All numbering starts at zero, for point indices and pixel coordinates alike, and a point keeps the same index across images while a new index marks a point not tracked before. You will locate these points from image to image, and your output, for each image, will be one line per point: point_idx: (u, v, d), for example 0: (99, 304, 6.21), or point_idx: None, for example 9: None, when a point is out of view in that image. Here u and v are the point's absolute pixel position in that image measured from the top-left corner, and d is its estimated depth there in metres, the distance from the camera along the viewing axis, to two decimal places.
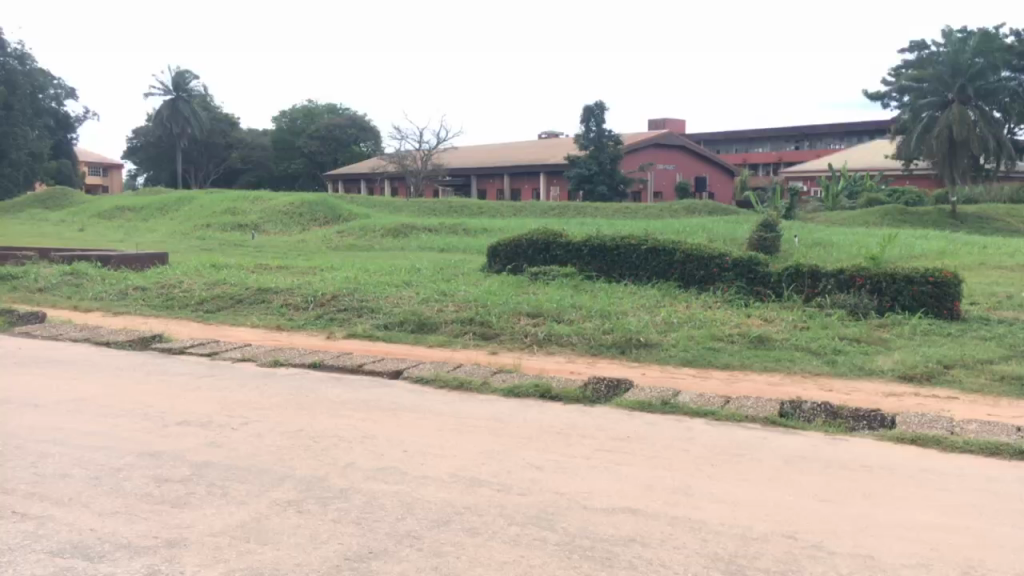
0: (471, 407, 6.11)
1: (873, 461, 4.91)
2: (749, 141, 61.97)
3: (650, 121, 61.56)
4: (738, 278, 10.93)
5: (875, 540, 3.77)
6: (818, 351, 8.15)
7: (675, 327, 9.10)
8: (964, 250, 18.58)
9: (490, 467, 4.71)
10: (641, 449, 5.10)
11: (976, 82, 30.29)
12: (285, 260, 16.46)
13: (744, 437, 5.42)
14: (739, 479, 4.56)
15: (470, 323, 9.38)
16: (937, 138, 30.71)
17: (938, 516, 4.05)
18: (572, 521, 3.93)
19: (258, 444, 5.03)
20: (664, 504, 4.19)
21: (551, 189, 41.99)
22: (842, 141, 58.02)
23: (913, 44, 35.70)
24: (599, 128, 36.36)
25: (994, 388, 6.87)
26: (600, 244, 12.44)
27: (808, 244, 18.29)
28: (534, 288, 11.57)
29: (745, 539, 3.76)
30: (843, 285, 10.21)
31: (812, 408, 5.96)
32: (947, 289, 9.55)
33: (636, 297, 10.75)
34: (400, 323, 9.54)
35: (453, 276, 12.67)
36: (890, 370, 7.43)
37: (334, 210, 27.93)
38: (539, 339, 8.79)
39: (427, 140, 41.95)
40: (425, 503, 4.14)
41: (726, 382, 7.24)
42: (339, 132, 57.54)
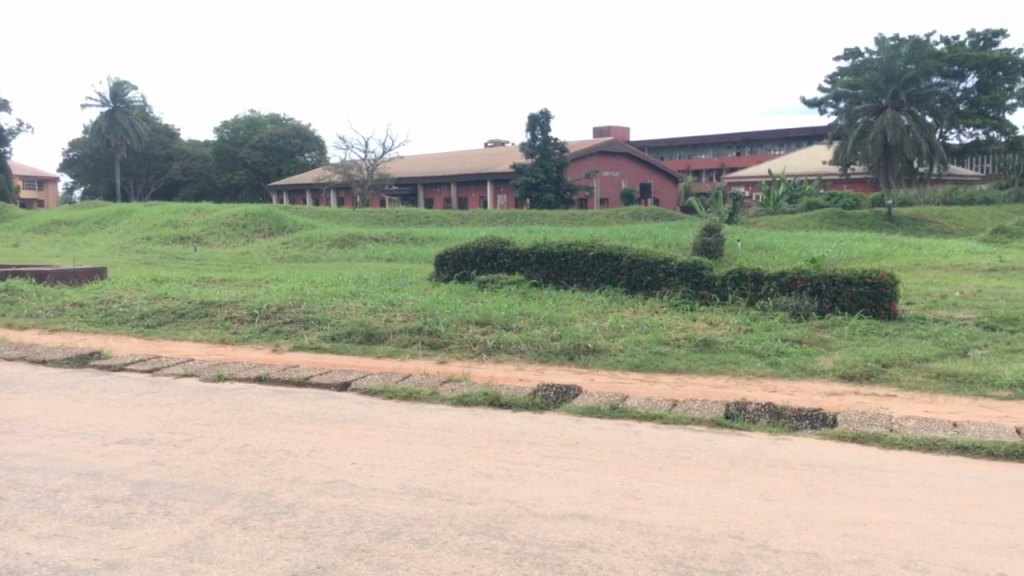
0: (419, 417, 6.09)
1: (816, 460, 5.00)
2: (691, 148, 63.06)
3: (595, 128, 62.24)
4: (683, 282, 11.08)
5: (817, 537, 3.84)
6: (762, 352, 8.29)
7: (622, 333, 9.18)
8: (900, 252, 19.09)
9: (439, 477, 4.70)
10: (591, 455, 5.12)
11: (908, 88, 30.97)
12: (229, 272, 16.12)
13: (690, 439, 5.48)
14: (685, 481, 4.62)
15: (419, 333, 9.35)
16: (872, 143, 31.51)
17: (877, 512, 4.15)
18: (522, 529, 3.94)
19: (201, 461, 4.94)
20: (612, 509, 4.21)
21: (499, 197, 42.05)
22: (781, 147, 59.68)
23: (849, 50, 36.65)
24: (545, 136, 36.58)
25: (930, 385, 7.08)
26: (548, 251, 12.49)
27: (750, 248, 18.54)
28: (483, 296, 11.58)
29: (692, 541, 3.80)
30: (786, 287, 10.39)
31: (756, 410, 6.07)
32: (884, 290, 9.81)
33: (584, 304, 10.78)
34: (348, 334, 9.46)
35: (399, 287, 12.57)
36: (831, 369, 7.60)
37: (278, 220, 27.57)
38: (488, 347, 8.79)
39: (371, 150, 41.66)
40: (375, 515, 4.11)
41: (673, 386, 7.33)
42: (282, 142, 57.00)
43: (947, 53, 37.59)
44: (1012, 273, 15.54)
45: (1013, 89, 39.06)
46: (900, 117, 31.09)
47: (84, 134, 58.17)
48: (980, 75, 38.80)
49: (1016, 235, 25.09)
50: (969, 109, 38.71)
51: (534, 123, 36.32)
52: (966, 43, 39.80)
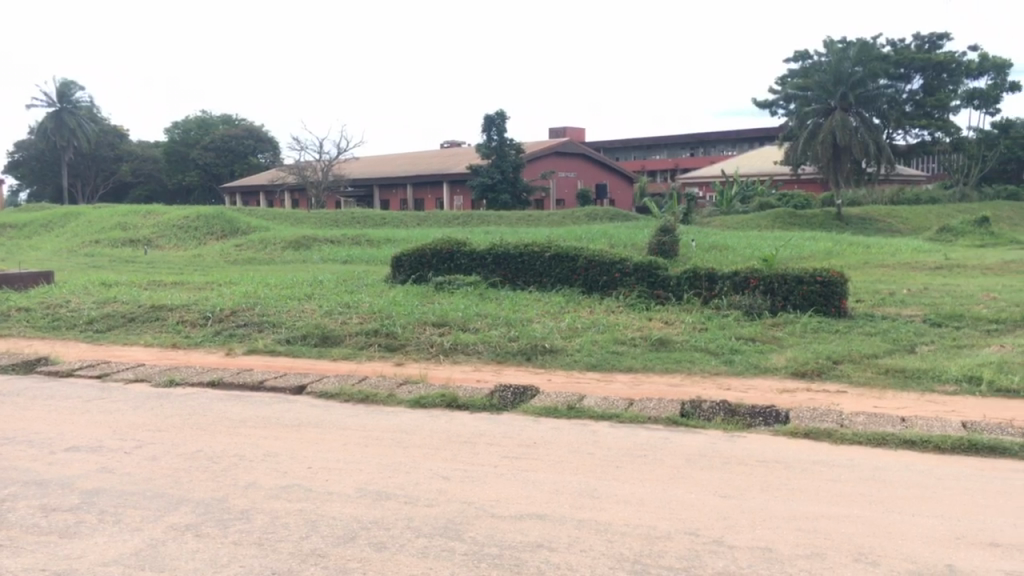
0: (376, 419, 6.05)
1: (769, 456, 5.08)
2: (646, 149, 63.62)
3: (551, 129, 62.47)
4: (639, 282, 11.16)
5: (770, 532, 3.90)
6: (716, 351, 8.38)
7: (579, 333, 9.23)
8: (849, 251, 19.47)
9: (397, 479, 4.67)
10: (548, 455, 5.14)
11: (856, 90, 31.59)
12: (181, 276, 15.82)
13: (647, 437, 5.53)
14: (641, 479, 4.65)
15: (375, 335, 9.29)
16: (822, 144, 32.09)
17: (829, 506, 4.22)
18: (479, 530, 3.93)
19: (153, 467, 4.85)
20: (570, 508, 4.23)
21: (455, 199, 41.93)
22: (734, 148, 60.50)
23: (799, 53, 37.29)
24: (501, 137, 36.55)
25: (879, 380, 7.24)
26: (505, 252, 12.50)
27: (704, 248, 18.76)
28: (440, 297, 11.53)
29: (650, 538, 3.83)
30: (739, 286, 10.50)
31: (712, 408, 6.15)
32: (835, 288, 10.00)
33: (541, 305, 10.82)
34: (303, 337, 9.37)
35: (355, 289, 12.47)
36: (783, 366, 7.72)
37: (232, 222, 27.21)
38: (445, 348, 8.77)
39: (326, 151, 41.28)
40: (331, 519, 4.07)
41: (629, 385, 7.38)
42: (235, 143, 56.42)
43: (893, 56, 38.46)
44: (957, 270, 15.93)
45: (957, 91, 39.99)
46: (849, 119, 31.69)
47: (30, 134, 56.62)
48: (925, 78, 39.76)
49: (961, 234, 25.71)
50: (915, 110, 39.65)
51: (490, 124, 36.30)
52: (912, 45, 40.77)
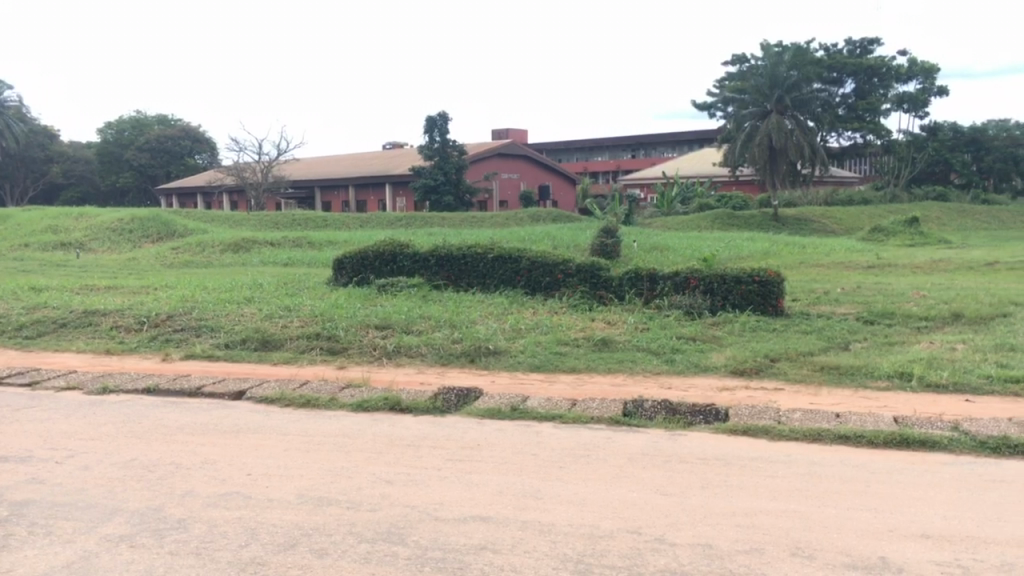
0: (317, 424, 5.97)
1: (710, 454, 5.16)
2: (589, 151, 64.15)
3: (494, 131, 62.55)
4: (582, 283, 11.25)
5: (711, 529, 3.95)
6: (658, 350, 8.48)
7: (522, 334, 9.26)
8: (785, 251, 19.88)
9: (339, 484, 4.62)
10: (491, 456, 5.14)
11: (791, 93, 32.24)
12: (115, 280, 15.42)
13: (590, 437, 5.56)
14: (583, 479, 4.68)
15: (317, 338, 9.18)
16: (759, 146, 32.76)
17: (768, 502, 4.30)
18: (423, 533, 3.92)
19: (86, 477, 4.71)
20: (513, 509, 4.23)
21: (398, 200, 41.66)
22: (674, 149, 61.33)
23: (737, 56, 37.98)
24: (443, 138, 36.43)
25: (815, 377, 7.40)
26: (447, 254, 12.46)
27: (646, 249, 18.98)
28: (383, 300, 11.42)
29: (593, 537, 3.86)
30: (679, 287, 10.65)
31: (653, 407, 6.21)
32: (772, 287, 10.20)
33: (484, 306, 10.82)
34: (243, 341, 9.22)
35: (295, 292, 12.29)
36: (722, 365, 7.85)
37: (168, 225, 26.63)
38: (388, 351, 8.70)
39: (266, 152, 40.64)
40: (271, 526, 4.01)
41: (572, 385, 7.42)
42: (172, 144, 55.67)
43: (826, 60, 39.42)
44: (889, 269, 16.40)
45: (888, 95, 41.13)
46: (785, 121, 32.35)
47: None
48: (857, 81, 40.81)
49: (892, 234, 26.46)
50: (848, 114, 40.67)
51: (432, 125, 36.15)
52: (844, 50, 41.86)
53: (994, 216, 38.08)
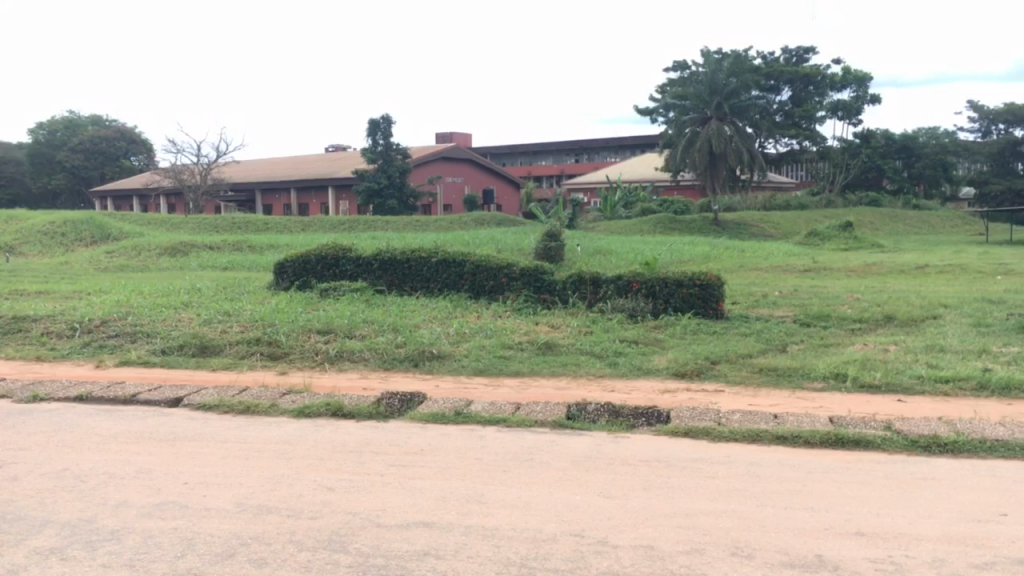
0: (258, 431, 5.87)
1: (653, 456, 5.21)
2: (532, 155, 64.42)
3: (438, 134, 62.41)
4: (526, 286, 11.28)
5: (653, 530, 3.99)
6: (601, 354, 8.54)
7: (467, 338, 9.23)
8: (725, 254, 20.22)
9: (279, 492, 4.54)
10: (435, 462, 5.11)
11: (730, 100, 32.73)
12: (46, 285, 14.93)
13: (533, 441, 5.58)
14: (527, 483, 4.69)
15: (258, 344, 9.03)
16: (699, 152, 33.21)
17: (707, 503, 4.36)
18: (365, 541, 3.87)
19: (14, 489, 4.55)
20: (457, 514, 4.21)
21: (341, 204, 41.28)
22: (617, 154, 62.02)
23: (678, 63, 38.51)
24: (387, 141, 36.19)
25: (754, 379, 7.53)
26: (391, 258, 12.37)
27: (589, 252, 19.13)
28: (325, 304, 11.29)
29: (536, 542, 3.86)
30: (622, 290, 10.76)
31: (596, 410, 6.25)
32: (712, 290, 10.35)
33: (429, 311, 10.75)
34: (180, 347, 9.02)
35: (235, 296, 12.06)
36: (664, 368, 7.94)
37: (102, 229, 25.94)
38: (330, 356, 8.60)
39: (205, 154, 39.85)
40: (208, 536, 3.92)
41: (516, 389, 7.42)
42: (107, 145, 54.44)
43: (764, 68, 40.22)
44: (825, 273, 16.78)
45: (823, 102, 42.10)
46: (724, 127, 32.88)
47: None
48: (793, 89, 41.72)
49: (828, 238, 27.10)
50: (785, 120, 41.46)
51: (376, 128, 35.92)
52: (781, 59, 42.78)
53: (925, 221, 39.27)
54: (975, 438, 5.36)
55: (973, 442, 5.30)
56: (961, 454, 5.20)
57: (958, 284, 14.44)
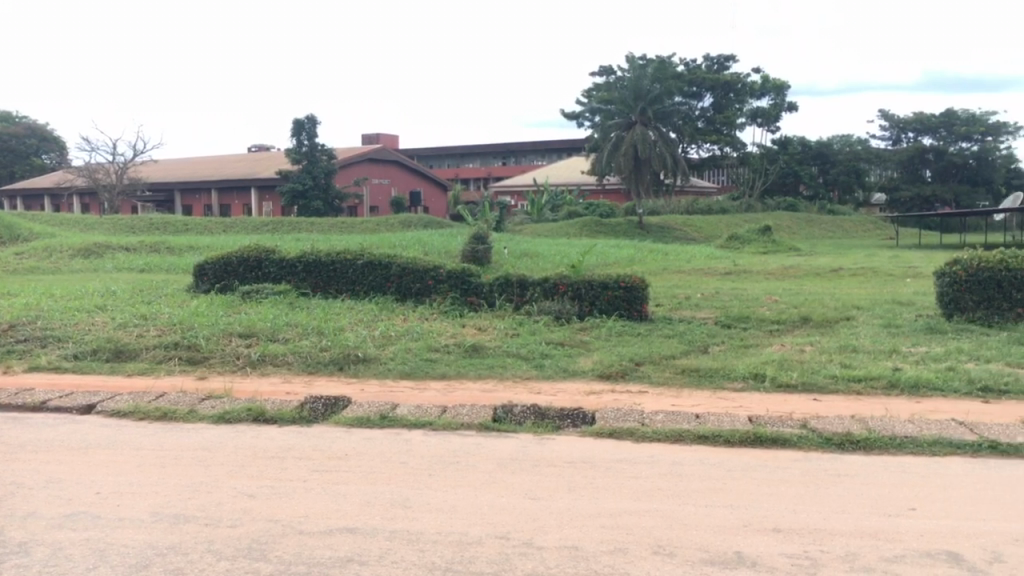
0: (174, 438, 5.70)
1: (578, 457, 5.25)
2: (459, 157, 64.07)
3: (364, 135, 61.83)
4: (452, 289, 11.25)
5: (577, 531, 4.02)
6: (527, 356, 8.58)
7: (393, 341, 9.15)
8: (649, 257, 20.57)
9: (196, 500, 4.42)
10: (360, 466, 5.04)
11: (654, 106, 33.35)
12: None
13: (460, 443, 5.56)
14: (453, 486, 4.67)
15: (176, 347, 8.78)
16: (624, 156, 33.70)
17: (632, 502, 4.41)
18: (286, 548, 3.80)
19: None
20: (382, 519, 4.16)
21: (264, 205, 40.51)
22: (543, 157, 62.50)
23: (604, 68, 39.02)
24: (312, 142, 35.63)
25: (678, 380, 7.66)
26: (315, 260, 12.18)
27: (516, 255, 19.19)
28: (247, 307, 11.06)
29: (461, 545, 3.84)
30: (549, 292, 10.82)
31: (522, 412, 6.28)
32: (636, 293, 10.50)
33: (354, 313, 10.63)
34: (94, 352, 8.71)
35: (153, 299, 11.72)
36: (590, 369, 8.01)
37: (11, 229, 24.88)
38: (253, 360, 8.42)
39: (120, 153, 38.58)
40: (122, 547, 3.79)
41: (442, 392, 7.40)
42: (17, 143, 52.36)
43: (686, 75, 41.09)
44: (744, 275, 17.21)
45: (743, 109, 43.20)
46: (648, 132, 33.46)
47: None
48: (714, 96, 42.62)
49: (748, 242, 27.80)
50: (706, 127, 42.27)
51: (300, 128, 35.27)
52: (703, 66, 43.66)
53: (839, 226, 40.66)
54: (886, 436, 5.56)
55: (885, 439, 5.49)
56: (872, 450, 5.38)
57: (870, 287, 14.98)
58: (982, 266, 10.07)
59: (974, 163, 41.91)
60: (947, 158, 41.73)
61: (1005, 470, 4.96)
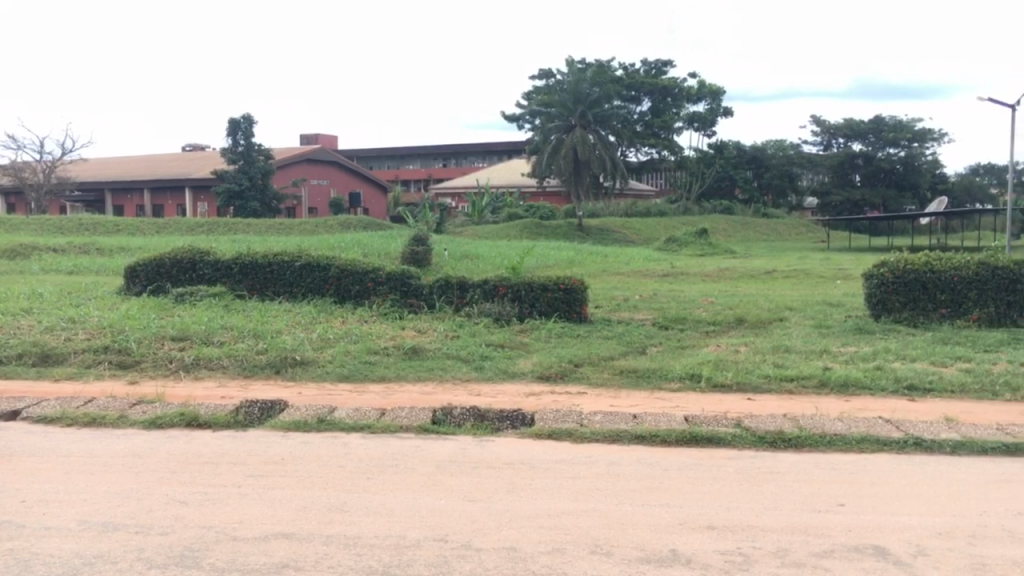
0: (103, 445, 5.53)
1: (516, 458, 5.26)
2: (400, 158, 63.82)
3: (303, 136, 61.10)
4: (392, 292, 11.17)
5: (515, 532, 4.02)
6: (467, 357, 8.57)
7: (331, 344, 9.05)
8: (588, 259, 20.77)
9: (125, 508, 4.29)
10: (296, 471, 4.98)
11: (593, 109, 33.83)
12: None
13: (399, 446, 5.52)
14: (390, 489, 4.63)
15: (106, 351, 8.55)
16: (565, 158, 33.89)
17: (570, 503, 4.43)
18: (219, 555, 3.72)
19: None
20: (318, 524, 4.11)
21: (198, 205, 39.70)
22: (484, 160, 62.63)
23: (543, 71, 39.36)
24: (248, 141, 35.02)
25: (616, 381, 7.72)
26: (252, 263, 11.97)
27: (456, 257, 19.16)
28: (180, 310, 10.82)
29: (399, 548, 3.82)
30: (489, 294, 10.83)
31: (462, 414, 6.26)
32: (576, 295, 10.57)
33: (292, 315, 10.49)
34: (19, 357, 8.43)
35: (81, 302, 11.39)
36: (529, 371, 8.03)
37: None
38: (186, 364, 8.23)
39: (48, 151, 37.40)
40: (47, 557, 3.67)
41: (381, 395, 7.34)
42: None
43: (625, 79, 41.62)
44: (682, 277, 17.50)
45: (680, 114, 43.89)
46: (588, 135, 33.83)
47: None
48: (652, 100, 43.25)
49: (685, 244, 28.25)
50: (644, 130, 42.84)
51: (236, 128, 34.66)
52: (641, 70, 44.26)
53: (773, 229, 41.58)
54: (816, 434, 5.69)
55: (815, 437, 5.63)
56: (802, 448, 5.50)
57: (802, 288, 15.36)
58: (907, 268, 10.41)
59: (901, 168, 43.38)
60: (876, 164, 43.14)
61: (929, 465, 5.13)
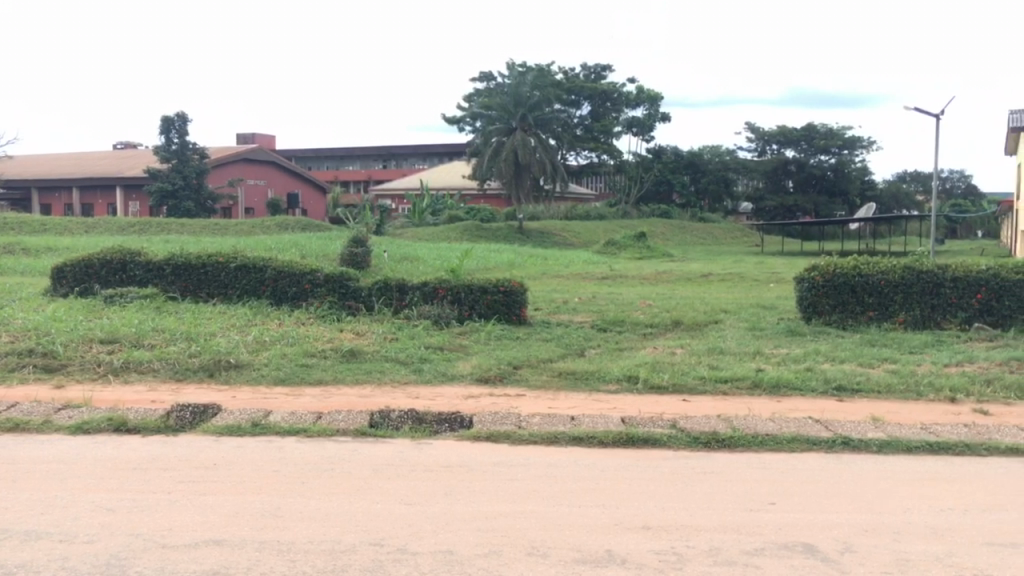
0: (25, 451, 5.34)
1: (452, 461, 5.22)
2: (339, 159, 63.26)
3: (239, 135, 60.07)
4: (330, 293, 11.03)
5: (451, 535, 4.00)
6: (405, 360, 8.51)
7: (266, 346, 8.90)
8: (527, 262, 20.87)
9: (50, 516, 4.15)
10: (228, 475, 4.87)
11: (534, 112, 33.71)
12: None
13: (336, 450, 5.46)
14: (325, 493, 4.57)
15: (30, 354, 8.27)
16: (505, 162, 33.94)
17: (507, 505, 4.43)
18: (147, 563, 3.63)
19: None
20: (251, 529, 4.04)
21: (130, 205, 38.69)
22: (424, 162, 62.48)
23: (484, 74, 39.38)
24: (182, 140, 34.27)
25: (554, 382, 7.76)
26: (184, 264, 11.70)
27: (396, 259, 19.06)
28: (109, 312, 10.54)
29: (333, 553, 3.77)
30: (428, 296, 10.77)
31: (399, 417, 6.22)
32: (515, 297, 10.59)
33: (227, 317, 10.30)
34: None
35: (5, 304, 11.03)
36: (468, 374, 8.01)
37: None
38: (115, 368, 8.00)
39: None
40: None
41: (318, 398, 7.24)
42: None
43: (564, 83, 41.96)
44: (620, 280, 17.66)
45: (619, 118, 44.32)
46: (529, 138, 33.86)
47: None
48: (592, 105, 43.61)
49: (624, 247, 28.51)
50: (585, 134, 43.26)
51: (169, 126, 33.92)
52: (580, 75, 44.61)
53: (710, 233, 42.27)
54: (749, 434, 5.79)
55: (747, 437, 5.73)
56: (735, 447, 5.60)
57: (738, 292, 15.62)
58: (837, 272, 10.67)
59: (832, 175, 44.55)
60: (808, 170, 44.22)
61: (856, 464, 5.27)
